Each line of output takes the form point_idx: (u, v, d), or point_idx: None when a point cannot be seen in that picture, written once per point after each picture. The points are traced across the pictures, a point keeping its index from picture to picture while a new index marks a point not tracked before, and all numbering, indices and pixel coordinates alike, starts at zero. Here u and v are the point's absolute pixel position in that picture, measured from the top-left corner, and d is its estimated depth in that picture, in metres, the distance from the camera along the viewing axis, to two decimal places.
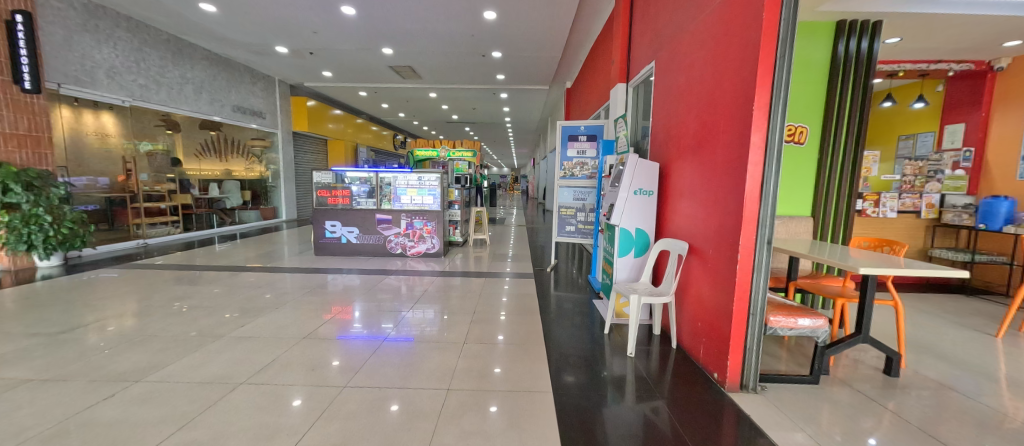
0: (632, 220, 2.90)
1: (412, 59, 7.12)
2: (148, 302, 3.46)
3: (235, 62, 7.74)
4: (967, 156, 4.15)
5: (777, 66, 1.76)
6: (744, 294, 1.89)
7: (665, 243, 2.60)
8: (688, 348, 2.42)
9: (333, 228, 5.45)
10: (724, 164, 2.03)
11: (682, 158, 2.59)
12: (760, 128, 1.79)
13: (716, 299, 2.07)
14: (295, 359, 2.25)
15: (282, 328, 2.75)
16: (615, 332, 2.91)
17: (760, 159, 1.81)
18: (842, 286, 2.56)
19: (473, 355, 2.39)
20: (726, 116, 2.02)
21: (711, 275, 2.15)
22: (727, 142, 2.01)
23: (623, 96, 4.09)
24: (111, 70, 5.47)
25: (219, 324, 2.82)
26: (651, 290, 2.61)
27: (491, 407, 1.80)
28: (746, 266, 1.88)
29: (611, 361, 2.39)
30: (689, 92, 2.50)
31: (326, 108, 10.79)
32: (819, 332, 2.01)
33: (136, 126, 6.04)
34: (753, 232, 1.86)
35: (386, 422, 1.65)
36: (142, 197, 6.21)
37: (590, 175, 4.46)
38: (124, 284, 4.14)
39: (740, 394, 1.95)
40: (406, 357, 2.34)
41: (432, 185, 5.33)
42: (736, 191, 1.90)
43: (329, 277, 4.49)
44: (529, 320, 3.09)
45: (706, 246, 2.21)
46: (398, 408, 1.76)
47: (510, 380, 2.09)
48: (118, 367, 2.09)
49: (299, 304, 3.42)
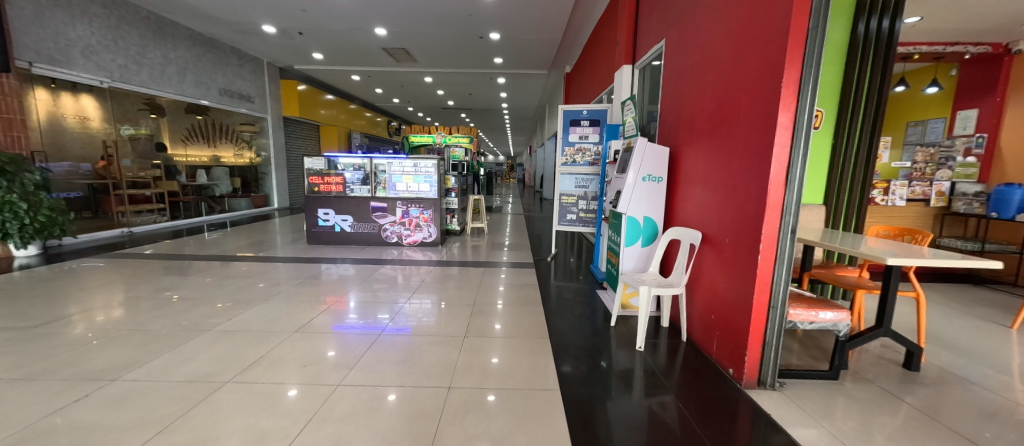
0: (640, 207, 2.76)
1: (407, 40, 6.82)
2: (132, 293, 3.29)
3: (221, 43, 7.39)
4: (980, 141, 4.02)
5: (810, 37, 1.61)
6: (765, 285, 1.76)
7: (676, 232, 2.45)
8: (700, 342, 2.30)
9: (326, 216, 5.26)
10: (744, 147, 1.88)
11: (695, 141, 2.43)
12: (789, 106, 1.64)
13: (733, 292, 1.94)
14: (285, 354, 2.10)
15: (273, 321, 2.59)
16: (621, 324, 2.80)
17: (788, 140, 1.67)
18: (860, 278, 2.44)
19: (474, 349, 2.28)
20: (747, 96, 1.87)
21: (727, 268, 2.01)
22: (746, 124, 1.87)
23: (629, 78, 3.90)
24: (87, 48, 5.14)
25: (207, 316, 2.68)
26: (660, 281, 2.48)
27: (489, 396, 1.78)
28: (769, 256, 1.74)
29: (617, 354, 2.30)
30: (703, 73, 2.34)
31: (316, 93, 10.47)
32: (841, 325, 1.89)
33: (117, 108, 5.75)
34: (777, 220, 1.72)
35: (387, 417, 1.59)
36: (125, 185, 5.96)
37: (593, 161, 4.31)
38: (109, 274, 3.96)
39: (758, 391, 1.83)
40: (403, 351, 2.21)
41: (429, 171, 5.15)
42: (758, 176, 1.76)
43: (323, 267, 4.33)
44: (531, 311, 2.98)
45: (721, 235, 2.08)
46: (396, 397, 1.74)
47: (514, 376, 1.97)
48: (92, 364, 1.94)
49: (291, 295, 3.27)
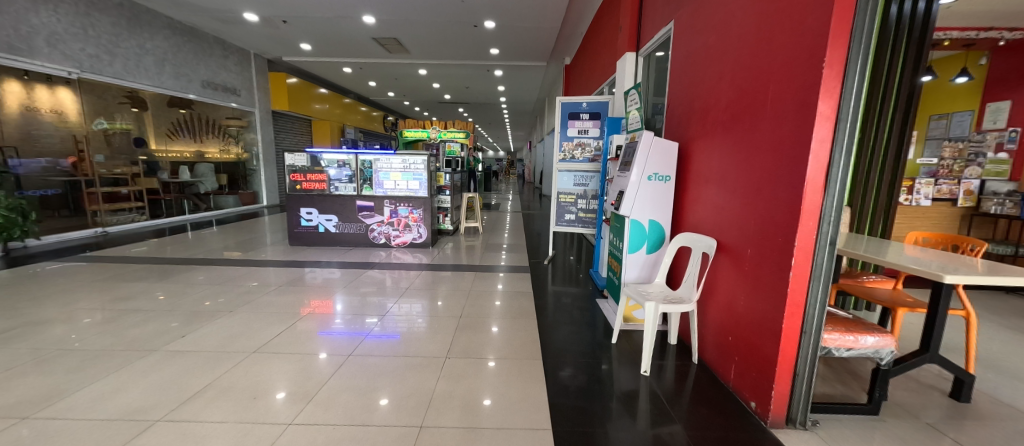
0: (645, 210, 2.47)
1: (398, 29, 6.48)
2: (86, 303, 3.01)
3: (203, 33, 7.05)
4: (1014, 135, 3.72)
5: (860, 5, 1.29)
6: (797, 306, 1.47)
7: (687, 239, 2.16)
8: (715, 366, 2.00)
9: (310, 216, 4.98)
10: (770, 143, 1.59)
11: (711, 134, 2.12)
12: (832, 91, 1.34)
13: (755, 313, 1.65)
14: (238, 383, 1.83)
15: (232, 338, 2.31)
16: (624, 339, 2.51)
17: (829, 133, 1.37)
18: (896, 292, 2.13)
19: (457, 374, 1.99)
20: (775, 81, 1.57)
21: (748, 284, 1.72)
22: (773, 115, 1.57)
23: (632, 67, 3.58)
24: (52, 36, 4.81)
25: (161, 332, 2.40)
26: (668, 295, 2.18)
27: (486, 400, 1.77)
28: (803, 272, 1.45)
29: (620, 377, 2.04)
30: (719, 57, 2.03)
31: (308, 86, 10.14)
32: (883, 353, 1.60)
33: (95, 102, 5.51)
34: (813, 229, 1.43)
35: (378, 417, 1.62)
36: (99, 182, 5.65)
37: (593, 157, 4.00)
38: (74, 278, 3.71)
39: (786, 431, 1.54)
40: (373, 377, 1.94)
41: (419, 168, 4.84)
42: (790, 178, 1.46)
43: (306, 270, 4.06)
44: (525, 325, 2.70)
45: (741, 245, 1.78)
46: (388, 403, 1.72)
47: (503, 409, 1.71)
48: (6, 397, 1.66)
49: (261, 305, 2.98)
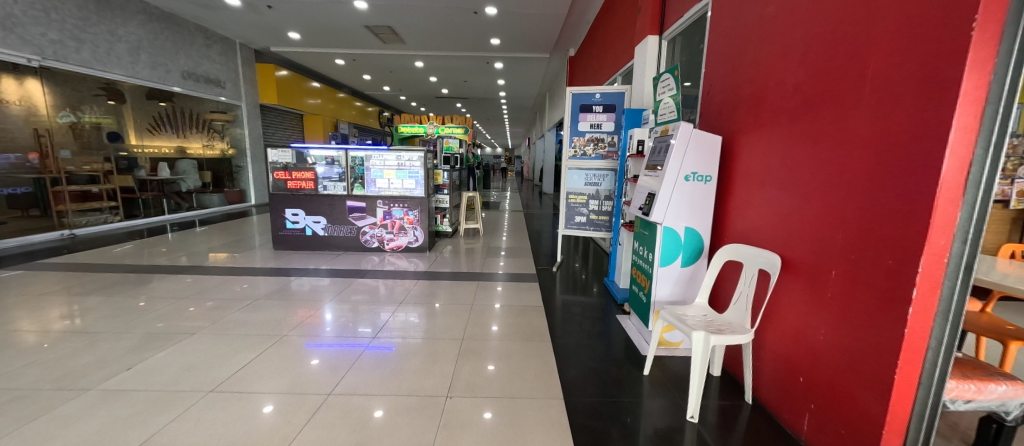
0: (680, 216, 2.10)
1: (392, 16, 6.06)
2: (28, 321, 2.60)
3: (183, 20, 6.59)
4: None
5: None
6: (914, 352, 1.11)
7: (739, 252, 1.81)
8: (776, 409, 1.64)
9: (295, 218, 4.58)
10: (872, 135, 1.21)
11: (768, 126, 1.74)
12: (983, 63, 0.96)
13: (846, 352, 1.29)
14: (185, 435, 1.47)
15: (188, 371, 1.93)
16: (655, 365, 2.16)
17: (973, 121, 1.00)
18: (989, 318, 1.78)
19: (456, 416, 1.65)
20: (880, 54, 1.19)
21: (832, 315, 1.36)
22: (876, 99, 1.20)
23: (653, 53, 3.22)
24: (8, 18, 4.34)
25: (106, 361, 2.02)
26: (713, 320, 1.82)
27: (486, 413, 1.67)
28: (925, 306, 1.08)
29: (657, 417, 1.68)
30: (786, 30, 1.64)
31: (299, 79, 9.67)
32: (1010, 404, 1.27)
33: (66, 94, 5.10)
34: (942, 250, 1.06)
35: (373, 430, 1.54)
36: (66, 180, 5.20)
37: (607, 154, 3.61)
38: (29, 288, 3.32)
39: None
40: (357, 420, 1.60)
41: (414, 165, 4.44)
42: (908, 181, 1.09)
43: (292, 278, 3.68)
44: (535, 346, 2.35)
45: (820, 265, 1.42)
46: (383, 414, 1.64)
47: (504, 435, 1.53)
48: None
49: (234, 322, 2.59)
